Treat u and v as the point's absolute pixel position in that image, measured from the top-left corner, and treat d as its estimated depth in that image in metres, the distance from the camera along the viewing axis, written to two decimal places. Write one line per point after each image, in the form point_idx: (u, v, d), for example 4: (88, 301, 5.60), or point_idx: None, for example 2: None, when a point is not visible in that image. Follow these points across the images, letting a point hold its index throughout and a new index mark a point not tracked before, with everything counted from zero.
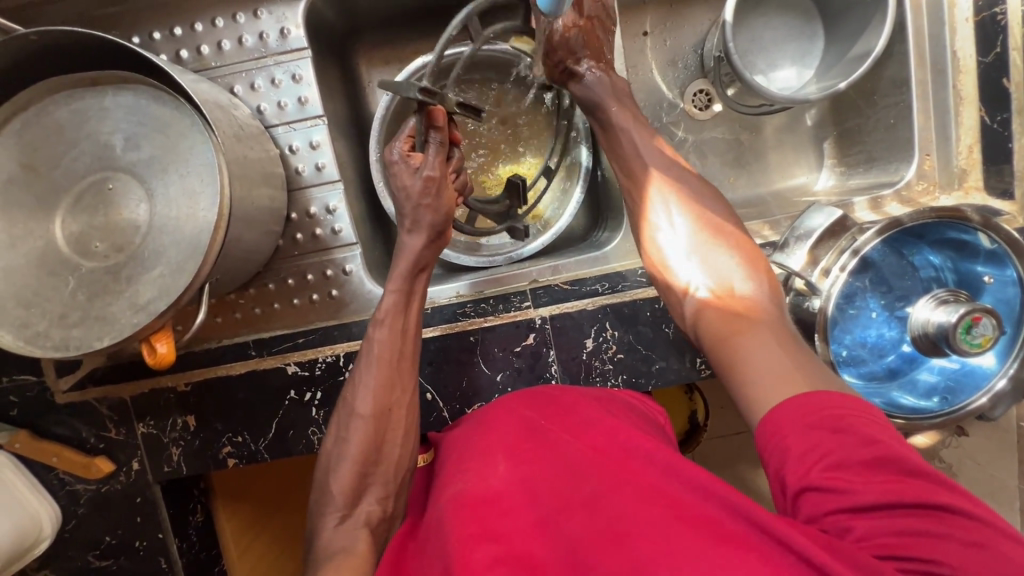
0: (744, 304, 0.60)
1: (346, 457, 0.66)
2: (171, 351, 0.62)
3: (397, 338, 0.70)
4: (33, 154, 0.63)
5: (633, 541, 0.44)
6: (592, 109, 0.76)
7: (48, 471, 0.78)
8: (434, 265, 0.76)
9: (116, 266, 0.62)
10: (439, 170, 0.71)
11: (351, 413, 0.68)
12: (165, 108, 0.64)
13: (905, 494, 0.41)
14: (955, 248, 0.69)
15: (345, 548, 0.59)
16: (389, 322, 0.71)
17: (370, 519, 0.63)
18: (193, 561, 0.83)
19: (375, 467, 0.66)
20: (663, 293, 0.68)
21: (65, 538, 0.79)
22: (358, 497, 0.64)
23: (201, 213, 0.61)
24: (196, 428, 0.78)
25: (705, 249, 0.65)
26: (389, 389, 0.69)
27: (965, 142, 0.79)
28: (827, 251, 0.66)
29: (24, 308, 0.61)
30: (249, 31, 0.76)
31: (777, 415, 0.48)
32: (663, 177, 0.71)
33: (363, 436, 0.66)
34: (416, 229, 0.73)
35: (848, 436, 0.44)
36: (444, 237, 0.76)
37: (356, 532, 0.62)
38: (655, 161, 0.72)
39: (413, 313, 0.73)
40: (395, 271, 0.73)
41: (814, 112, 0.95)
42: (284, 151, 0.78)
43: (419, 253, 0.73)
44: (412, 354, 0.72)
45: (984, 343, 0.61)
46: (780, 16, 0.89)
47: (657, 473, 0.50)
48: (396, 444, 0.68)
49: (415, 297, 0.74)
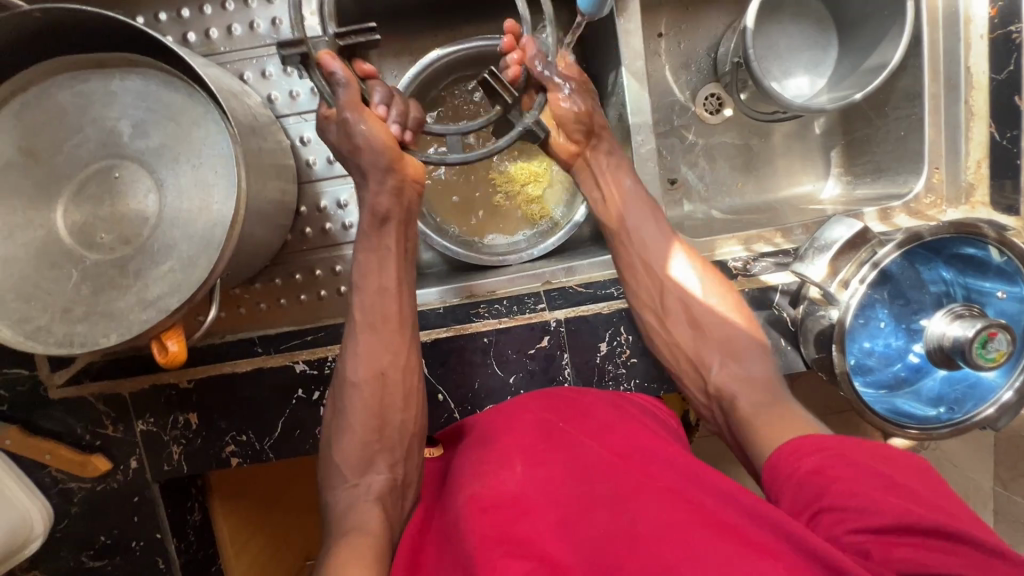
0: (752, 382, 0.64)
1: (347, 430, 0.66)
2: (183, 349, 0.60)
3: (378, 297, 0.68)
4: (35, 138, 0.60)
5: (657, 544, 0.43)
6: (592, 182, 0.75)
7: (40, 468, 0.75)
8: (403, 215, 0.69)
9: (123, 259, 0.59)
10: (351, 108, 0.61)
11: (344, 382, 0.68)
12: (178, 94, 0.61)
13: (923, 517, 0.41)
14: (966, 264, 0.71)
15: (355, 527, 0.56)
16: (368, 284, 0.68)
17: (380, 493, 0.62)
18: (190, 560, 0.81)
19: (379, 436, 0.66)
20: (682, 374, 0.71)
21: (57, 538, 0.76)
22: (365, 467, 0.64)
23: (215, 206, 0.59)
24: (198, 426, 0.75)
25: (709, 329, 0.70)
26: (379, 354, 0.68)
27: (974, 157, 0.81)
28: (847, 262, 0.67)
29: (23, 301, 0.58)
30: (261, 17, 0.73)
31: (786, 447, 0.52)
32: (674, 266, 0.73)
33: (360, 403, 0.67)
34: (366, 179, 0.66)
35: (860, 468, 0.46)
36: (402, 179, 0.66)
37: (368, 510, 0.59)
38: (663, 249, 0.73)
39: (391, 270, 0.69)
40: (363, 226, 0.68)
41: (823, 121, 0.95)
42: (295, 143, 0.76)
43: (375, 203, 0.66)
44: (397, 315, 0.69)
45: (998, 358, 0.63)
46: (796, 23, 0.89)
47: (680, 480, 0.50)
48: (396, 410, 0.67)
49: (387, 252, 0.69)
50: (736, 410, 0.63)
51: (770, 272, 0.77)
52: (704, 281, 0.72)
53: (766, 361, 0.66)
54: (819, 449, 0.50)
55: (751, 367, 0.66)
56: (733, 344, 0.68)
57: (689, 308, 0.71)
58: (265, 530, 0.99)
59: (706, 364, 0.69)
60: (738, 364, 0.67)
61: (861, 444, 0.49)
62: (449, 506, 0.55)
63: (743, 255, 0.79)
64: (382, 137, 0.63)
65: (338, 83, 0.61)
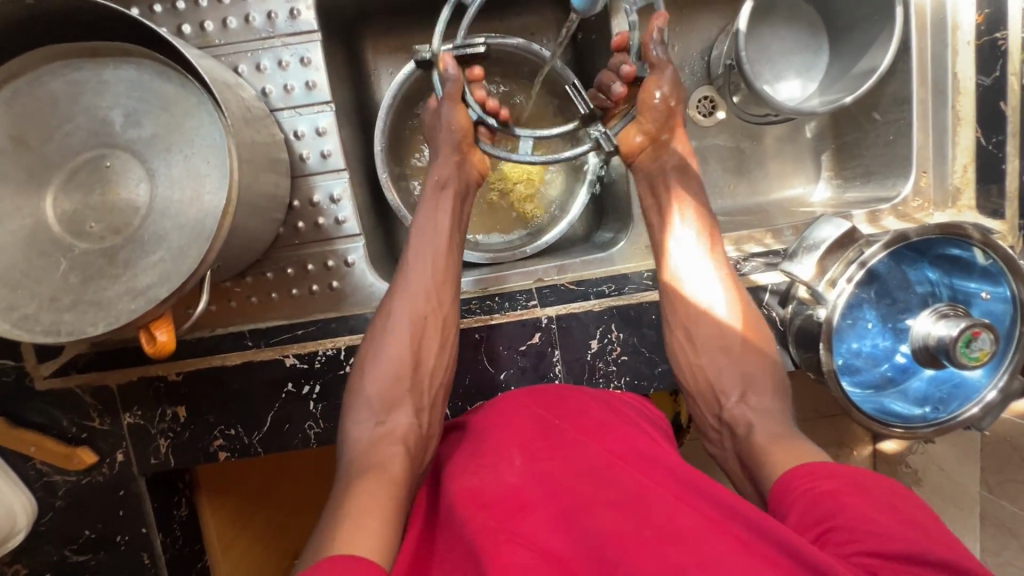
0: (768, 416, 0.63)
1: (384, 363, 0.67)
2: (171, 340, 0.60)
3: (431, 243, 0.71)
4: (25, 125, 0.60)
5: (664, 545, 0.43)
6: (648, 188, 0.76)
7: (25, 461, 0.74)
8: (460, 184, 0.74)
9: (113, 249, 0.59)
10: (449, 100, 0.70)
11: (388, 319, 0.69)
12: (171, 85, 0.61)
13: (932, 551, 0.41)
14: (951, 264, 0.72)
15: (381, 464, 0.57)
16: (423, 233, 0.71)
17: (406, 437, 0.62)
18: (176, 557, 0.80)
19: (411, 375, 0.66)
20: (692, 387, 0.70)
21: (41, 531, 0.75)
22: (391, 408, 0.64)
23: (207, 196, 0.59)
24: (187, 419, 0.75)
25: (720, 341, 0.69)
26: (426, 299, 0.69)
27: (960, 162, 0.82)
28: (834, 262, 0.68)
29: (10, 289, 0.57)
30: (257, 10, 0.73)
31: (799, 471, 0.52)
32: (704, 295, 0.71)
33: (401, 343, 0.67)
34: (438, 148, 0.72)
35: (872, 497, 0.47)
36: (466, 157, 0.73)
37: (392, 449, 0.60)
38: (694, 263, 0.71)
39: (444, 218, 0.72)
40: (424, 191, 0.73)
41: (814, 125, 0.96)
42: (288, 137, 0.76)
43: (442, 171, 0.72)
44: (445, 268, 0.70)
45: (981, 357, 0.64)
46: (788, 27, 0.90)
47: (678, 484, 0.51)
48: (431, 353, 0.68)
49: (440, 215, 0.72)
50: (749, 443, 0.61)
51: (760, 272, 0.78)
52: (727, 286, 0.71)
53: (783, 402, 0.65)
54: (834, 472, 0.50)
55: (770, 403, 0.65)
56: (742, 363, 0.68)
57: (720, 342, 0.69)
58: (256, 525, 0.99)
59: (724, 388, 0.67)
60: (747, 397, 0.66)
61: (870, 476, 0.50)
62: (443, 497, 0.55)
63: (733, 255, 0.80)
64: (462, 120, 0.71)
65: (447, 78, 0.68)
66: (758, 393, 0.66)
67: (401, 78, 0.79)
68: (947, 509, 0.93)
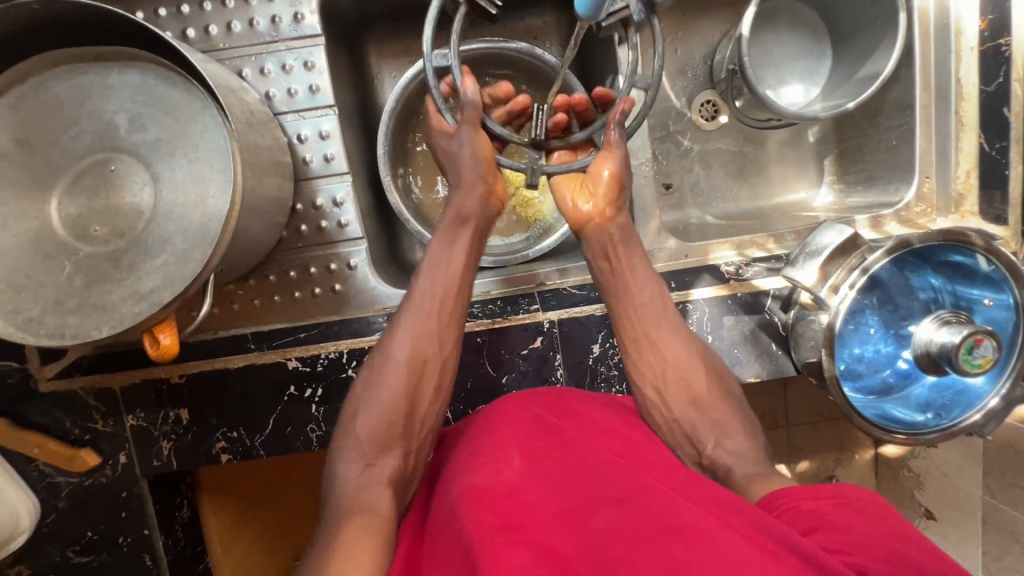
0: (748, 459, 0.62)
1: (378, 403, 0.64)
2: (175, 343, 0.60)
3: (439, 284, 0.70)
4: (30, 129, 0.60)
5: (667, 541, 0.43)
6: (600, 252, 0.72)
7: (28, 462, 0.74)
8: (480, 220, 0.73)
9: (117, 252, 0.59)
10: (468, 126, 0.68)
11: (389, 357, 0.67)
12: (175, 89, 0.61)
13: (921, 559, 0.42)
14: (954, 270, 0.72)
15: (369, 507, 0.56)
16: (434, 272, 0.70)
17: (392, 477, 0.60)
18: (177, 559, 0.80)
19: (405, 419, 0.64)
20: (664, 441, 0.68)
21: (43, 532, 0.76)
22: (382, 450, 0.62)
23: (210, 200, 0.59)
24: (189, 422, 0.75)
25: (691, 390, 0.68)
26: (426, 340, 0.68)
27: (963, 167, 0.82)
28: (837, 268, 0.68)
29: (14, 292, 0.57)
30: (261, 14, 0.74)
31: (782, 493, 0.52)
32: (672, 348, 0.70)
33: (399, 383, 0.65)
34: (459, 182, 0.72)
35: (859, 512, 0.47)
36: (491, 189, 0.72)
37: (381, 491, 0.58)
38: (659, 314, 0.71)
39: (456, 260, 0.71)
40: (444, 221, 0.73)
41: (817, 129, 0.96)
42: (292, 140, 0.76)
43: (461, 205, 0.72)
44: (452, 309, 0.69)
45: (984, 364, 0.64)
46: (792, 32, 0.90)
47: (679, 486, 0.51)
48: (425, 399, 0.67)
49: (457, 249, 0.72)
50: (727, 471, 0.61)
51: (762, 277, 0.78)
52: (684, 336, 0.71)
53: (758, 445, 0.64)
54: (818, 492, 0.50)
55: (745, 446, 0.64)
56: (712, 412, 0.67)
57: (690, 391, 0.68)
58: (259, 524, 1.00)
59: (702, 434, 0.65)
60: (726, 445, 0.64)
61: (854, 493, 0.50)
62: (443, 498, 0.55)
63: (735, 260, 0.79)
64: (484, 149, 0.70)
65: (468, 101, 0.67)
66: (733, 442, 0.64)
67: (404, 82, 0.80)
68: (949, 515, 0.93)
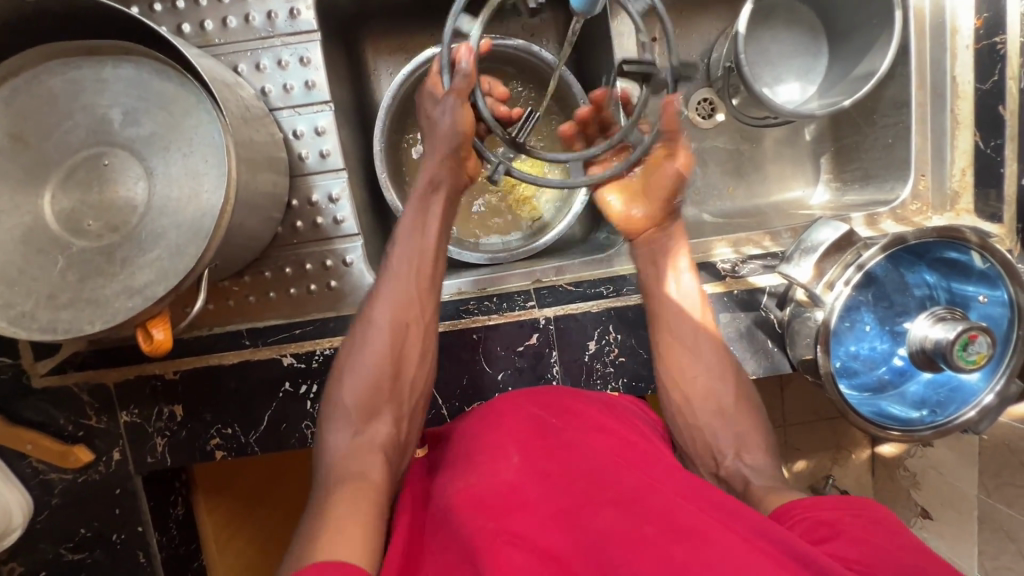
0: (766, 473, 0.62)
1: (360, 371, 0.65)
2: (168, 337, 0.60)
3: (415, 252, 0.70)
4: (24, 123, 0.60)
5: (667, 543, 0.43)
6: (649, 260, 0.75)
7: (21, 459, 0.74)
8: (454, 186, 0.74)
9: (111, 246, 0.59)
10: (456, 96, 0.68)
11: (369, 323, 0.67)
12: (170, 83, 0.61)
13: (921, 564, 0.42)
14: (949, 267, 0.72)
15: (359, 474, 0.57)
16: (410, 242, 0.70)
17: (382, 442, 0.62)
18: (172, 556, 0.80)
19: (390, 385, 0.65)
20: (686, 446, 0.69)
21: (37, 529, 0.75)
22: (370, 416, 0.63)
23: (205, 194, 0.59)
24: (183, 418, 0.75)
25: (715, 400, 0.68)
26: (407, 305, 0.68)
27: (958, 166, 0.82)
28: (832, 265, 0.68)
29: (7, 287, 0.57)
30: (257, 10, 0.73)
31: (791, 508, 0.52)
32: (702, 356, 0.70)
33: (381, 349, 0.66)
34: (435, 146, 0.72)
35: (861, 521, 0.47)
36: (463, 162, 0.73)
37: (371, 458, 0.59)
38: (692, 323, 0.71)
39: (432, 232, 0.72)
40: (416, 189, 0.74)
41: (813, 128, 0.97)
42: (288, 136, 0.76)
43: (435, 171, 0.72)
44: (431, 273, 0.70)
45: (978, 360, 0.64)
46: (788, 30, 0.90)
47: (679, 486, 0.51)
48: (410, 365, 0.67)
49: (434, 217, 0.72)
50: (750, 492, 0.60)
51: (758, 274, 0.78)
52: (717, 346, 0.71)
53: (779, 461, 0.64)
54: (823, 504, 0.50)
55: (765, 461, 0.64)
56: (735, 423, 0.67)
57: (715, 400, 0.68)
58: (252, 525, 0.99)
59: (722, 443, 0.66)
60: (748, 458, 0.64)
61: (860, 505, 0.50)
62: (440, 496, 0.55)
63: (732, 257, 0.79)
64: (467, 119, 0.69)
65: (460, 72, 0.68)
66: (753, 453, 0.65)
67: (401, 78, 0.80)
68: (944, 514, 0.93)
